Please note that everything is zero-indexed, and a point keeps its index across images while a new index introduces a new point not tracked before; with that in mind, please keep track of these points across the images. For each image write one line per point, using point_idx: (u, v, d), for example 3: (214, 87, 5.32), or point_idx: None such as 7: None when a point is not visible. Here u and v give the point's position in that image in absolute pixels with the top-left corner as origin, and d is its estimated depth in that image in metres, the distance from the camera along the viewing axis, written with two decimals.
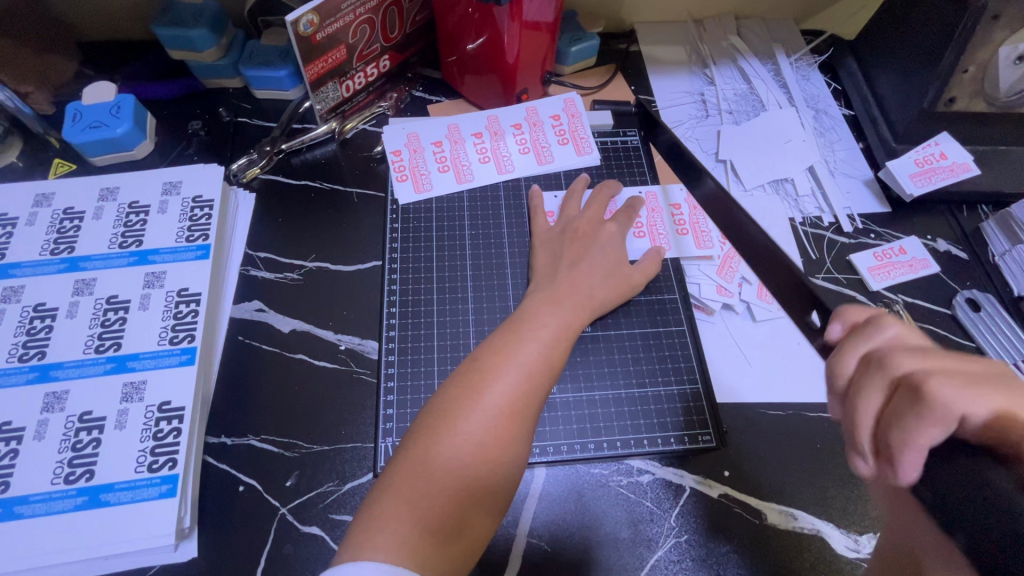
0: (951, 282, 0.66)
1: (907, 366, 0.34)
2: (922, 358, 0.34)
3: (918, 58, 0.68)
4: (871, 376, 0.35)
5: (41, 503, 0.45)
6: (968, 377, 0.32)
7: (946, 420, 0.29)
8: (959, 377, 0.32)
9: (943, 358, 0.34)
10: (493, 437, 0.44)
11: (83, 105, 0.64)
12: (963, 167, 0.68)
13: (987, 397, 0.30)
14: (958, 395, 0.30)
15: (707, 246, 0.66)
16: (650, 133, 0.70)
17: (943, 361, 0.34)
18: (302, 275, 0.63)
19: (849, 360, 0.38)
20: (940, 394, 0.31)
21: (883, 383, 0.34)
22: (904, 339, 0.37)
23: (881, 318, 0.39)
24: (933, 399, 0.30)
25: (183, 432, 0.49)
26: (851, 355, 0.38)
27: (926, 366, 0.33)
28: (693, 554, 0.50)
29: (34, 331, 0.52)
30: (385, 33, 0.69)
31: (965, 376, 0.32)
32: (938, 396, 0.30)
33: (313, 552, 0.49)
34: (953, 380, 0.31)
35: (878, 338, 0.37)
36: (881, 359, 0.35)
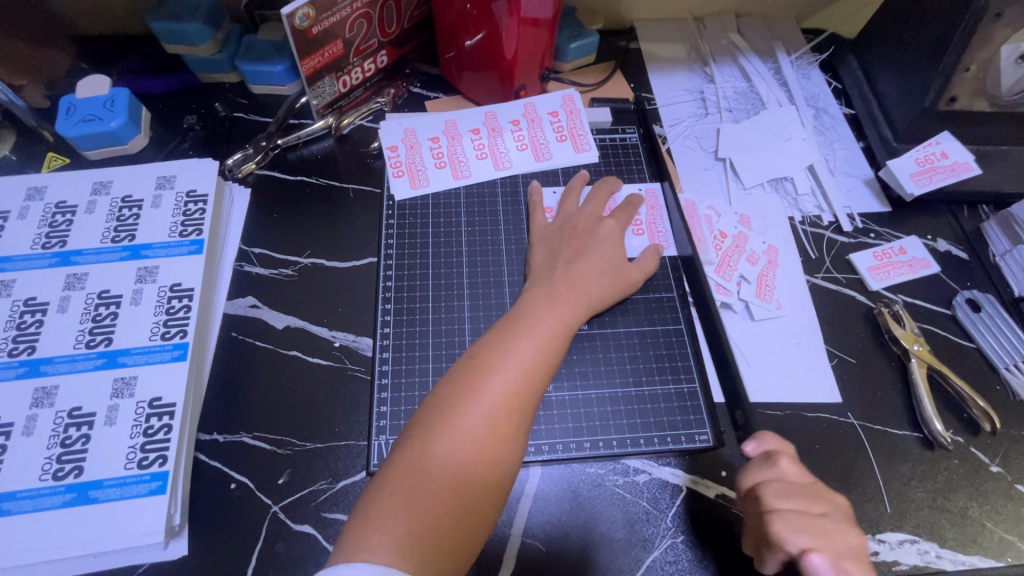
0: (951, 282, 0.65)
1: (777, 505, 0.44)
2: (786, 498, 0.44)
3: (920, 57, 0.68)
4: (749, 504, 0.46)
5: (29, 499, 0.45)
6: (806, 517, 0.43)
7: (781, 551, 0.42)
8: (797, 517, 0.43)
9: (802, 496, 0.44)
10: (491, 434, 0.43)
11: (77, 99, 0.63)
12: (964, 167, 0.67)
13: (807, 538, 0.42)
14: (791, 534, 0.42)
15: (702, 243, 0.65)
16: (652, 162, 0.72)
17: (802, 502, 0.44)
18: (296, 271, 0.62)
19: (741, 485, 0.47)
20: (778, 535, 0.42)
21: (755, 514, 0.45)
22: (785, 474, 0.46)
23: (776, 453, 0.47)
24: (775, 538, 0.42)
25: (174, 429, 0.48)
26: (743, 482, 0.47)
27: (786, 505, 0.44)
28: (689, 555, 0.50)
29: (24, 326, 0.51)
30: (382, 28, 0.68)
31: (804, 518, 0.43)
32: (779, 535, 0.42)
33: (305, 551, 0.48)
34: (790, 522, 0.42)
35: (766, 469, 0.46)
36: (758, 496, 0.45)
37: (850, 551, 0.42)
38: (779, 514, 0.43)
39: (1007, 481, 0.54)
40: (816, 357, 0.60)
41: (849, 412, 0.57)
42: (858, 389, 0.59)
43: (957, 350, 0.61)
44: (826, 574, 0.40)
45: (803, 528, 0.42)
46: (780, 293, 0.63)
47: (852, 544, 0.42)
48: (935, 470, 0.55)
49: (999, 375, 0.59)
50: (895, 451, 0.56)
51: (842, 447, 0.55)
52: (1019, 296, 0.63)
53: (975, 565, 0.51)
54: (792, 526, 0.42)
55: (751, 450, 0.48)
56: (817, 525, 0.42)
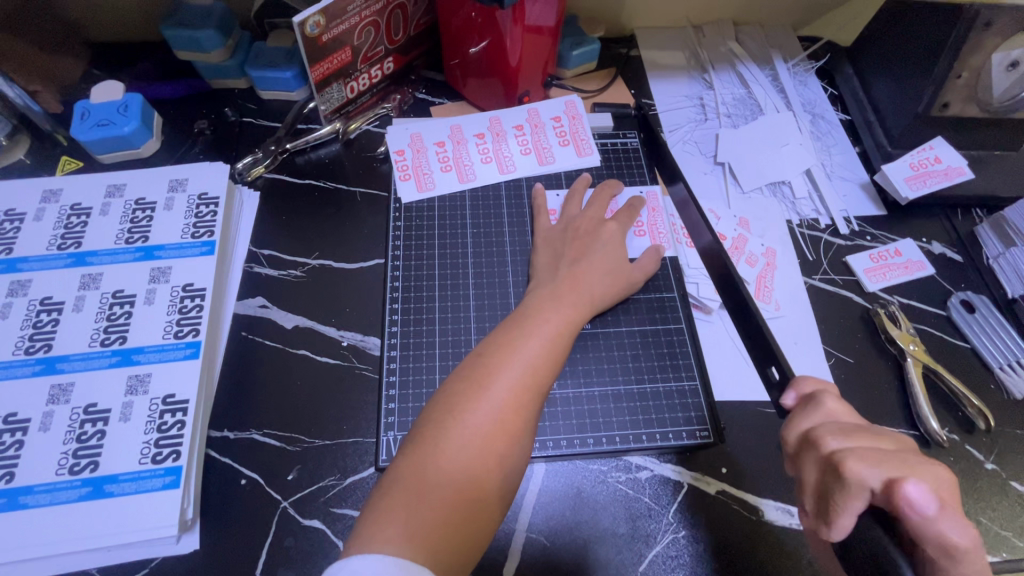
0: (946, 284, 0.67)
1: (835, 445, 0.40)
2: (844, 436, 0.40)
3: (913, 64, 0.70)
4: (808, 452, 0.41)
5: (46, 493, 0.46)
6: (879, 453, 0.39)
7: (860, 492, 0.37)
8: (867, 452, 0.38)
9: (864, 435, 0.41)
10: (500, 430, 0.44)
11: (92, 103, 0.65)
12: (957, 171, 0.69)
13: (888, 470, 0.37)
14: (865, 470, 0.37)
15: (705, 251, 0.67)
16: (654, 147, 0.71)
17: (865, 440, 0.40)
18: (305, 272, 0.63)
19: (789, 435, 0.44)
20: (852, 473, 0.37)
21: (815, 460, 0.41)
22: (835, 416, 0.43)
23: (820, 392, 0.44)
24: (849, 476, 0.37)
25: (187, 425, 0.50)
26: (790, 431, 0.44)
27: (848, 445, 0.40)
28: (691, 549, 0.51)
29: (40, 325, 0.53)
30: (389, 36, 0.70)
31: (877, 454, 0.38)
32: (853, 473, 0.37)
33: (314, 545, 0.49)
34: (861, 458, 0.38)
35: (815, 412, 0.43)
36: (815, 437, 0.41)
37: (943, 483, 0.37)
38: (847, 452, 0.39)
39: (1002, 478, 0.56)
40: (814, 356, 0.61)
41: None
42: (855, 387, 0.60)
43: (952, 350, 0.62)
44: (932, 510, 0.34)
45: (879, 463, 0.38)
46: (778, 294, 0.65)
47: (941, 477, 0.37)
48: None
49: (993, 375, 0.61)
50: None
51: None
52: (1012, 298, 0.64)
53: None
54: (865, 460, 0.38)
55: (792, 398, 0.46)
56: (896, 458, 0.38)
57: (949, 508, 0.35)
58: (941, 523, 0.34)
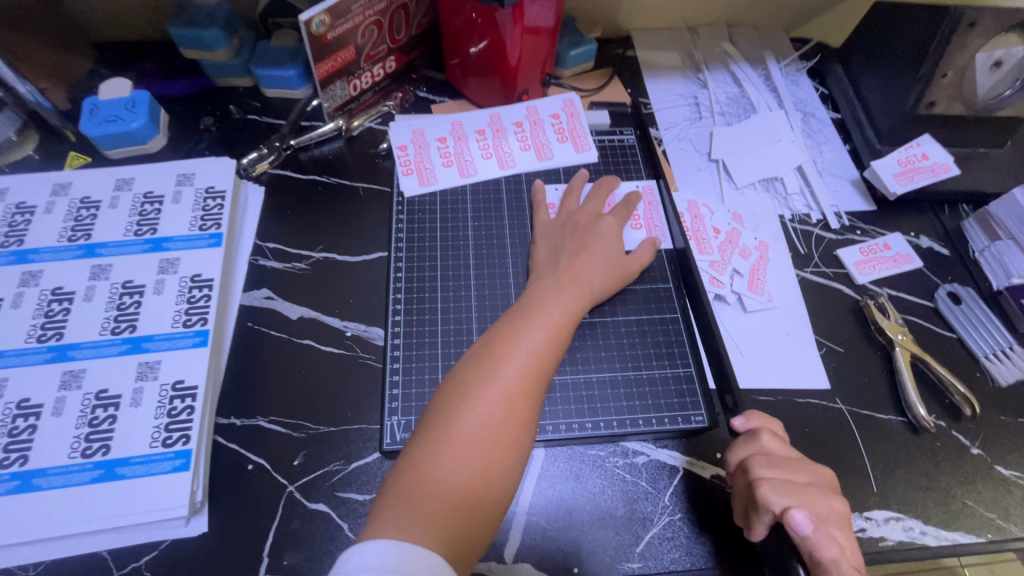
0: (933, 276, 0.69)
1: (759, 474, 0.48)
2: (770, 467, 0.48)
3: (900, 64, 0.72)
4: (739, 472, 0.50)
5: (59, 475, 0.47)
6: (787, 482, 0.47)
7: (768, 514, 0.46)
8: (781, 482, 0.47)
9: (786, 467, 0.48)
10: (508, 415, 0.46)
11: (100, 100, 0.67)
12: (943, 167, 0.71)
13: (788, 498, 0.46)
14: (773, 496, 0.46)
15: (707, 249, 0.68)
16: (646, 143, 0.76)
17: (784, 471, 0.48)
18: (309, 264, 0.65)
19: (730, 460, 0.51)
20: (764, 497, 0.46)
21: (745, 484, 0.49)
22: (771, 450, 0.50)
23: (759, 429, 0.51)
24: (760, 502, 0.46)
25: (196, 410, 0.51)
26: (732, 456, 0.51)
27: (772, 474, 0.48)
28: (686, 531, 0.52)
29: (52, 314, 0.54)
30: (392, 35, 0.72)
31: (785, 484, 0.47)
32: (764, 499, 0.46)
33: (320, 528, 0.51)
34: (772, 486, 0.46)
35: (755, 443, 0.51)
36: (746, 466, 0.49)
37: (832, 512, 0.46)
38: (762, 479, 0.47)
39: (986, 462, 0.57)
40: (805, 346, 0.63)
41: (837, 398, 0.60)
42: (846, 376, 0.62)
43: (939, 340, 0.64)
44: (809, 530, 0.44)
45: (783, 491, 0.46)
46: (771, 286, 0.66)
47: (834, 507, 0.47)
48: (918, 452, 0.58)
49: (979, 364, 0.63)
50: (880, 434, 0.58)
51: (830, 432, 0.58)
52: (997, 290, 0.66)
53: (957, 540, 0.54)
54: (773, 488, 0.46)
55: (740, 425, 0.53)
56: (798, 488, 0.47)
57: (826, 531, 0.44)
58: (817, 540, 0.44)
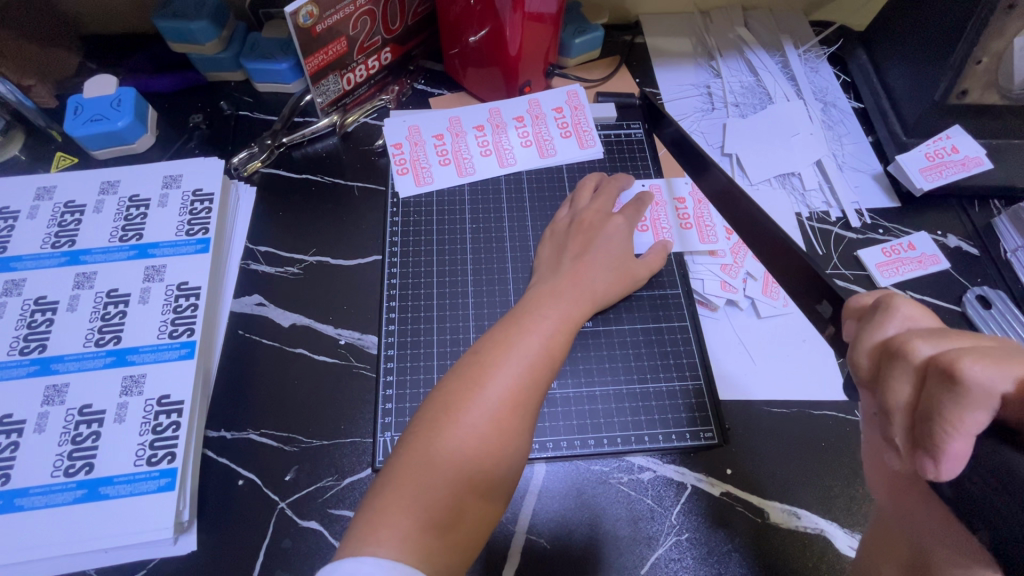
0: (961, 278, 0.65)
1: (928, 351, 0.30)
2: (938, 339, 0.30)
3: (930, 51, 0.67)
4: (890, 367, 0.31)
5: (41, 495, 0.45)
6: (991, 350, 0.28)
7: (986, 401, 0.26)
8: (983, 350, 0.28)
9: (965, 335, 0.30)
10: (495, 430, 0.43)
11: (84, 98, 0.64)
12: (975, 161, 0.66)
13: (1016, 368, 0.26)
14: (987, 372, 0.26)
15: (711, 238, 0.65)
16: (655, 126, 0.69)
17: (967, 340, 0.29)
18: (302, 269, 0.62)
19: (864, 355, 0.34)
20: (968, 373, 0.26)
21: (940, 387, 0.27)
22: (917, 321, 0.33)
23: (886, 298, 0.35)
24: (963, 383, 0.26)
25: (182, 426, 0.49)
26: (864, 350, 0.34)
27: (947, 346, 0.29)
28: (693, 552, 0.50)
29: (35, 325, 0.52)
30: (386, 25, 0.68)
31: (987, 351, 0.28)
32: (967, 377, 0.26)
33: (311, 546, 0.49)
34: (977, 353, 0.27)
35: (889, 322, 0.34)
36: (896, 345, 0.31)
37: None
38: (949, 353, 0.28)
39: None
40: (823, 354, 0.60)
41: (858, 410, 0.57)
42: None
43: None
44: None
45: (994, 360, 0.27)
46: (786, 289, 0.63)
47: None
48: None
49: None
50: None
51: (849, 446, 0.55)
52: None
53: None
54: (983, 359, 0.27)
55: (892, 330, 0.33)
56: (1013, 354, 0.27)
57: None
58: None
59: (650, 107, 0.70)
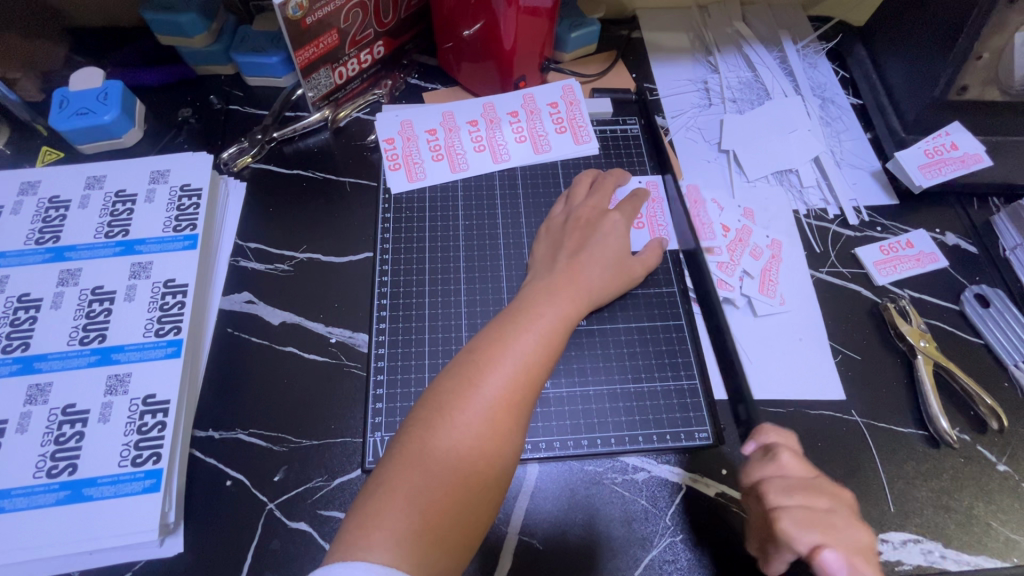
0: (960, 277, 0.64)
1: (778, 502, 0.43)
2: (789, 493, 0.43)
3: (929, 47, 0.66)
4: (756, 504, 0.45)
5: (23, 497, 0.44)
6: (810, 511, 0.42)
7: (791, 548, 0.42)
8: (802, 512, 0.42)
9: (805, 491, 0.43)
10: (491, 429, 0.42)
11: (70, 91, 0.63)
12: (973, 158, 0.65)
13: (817, 532, 0.41)
14: (796, 531, 0.41)
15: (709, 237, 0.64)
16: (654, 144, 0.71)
17: (805, 497, 0.43)
18: (292, 266, 0.61)
19: (743, 482, 0.46)
20: (783, 531, 0.42)
21: (760, 512, 0.44)
22: (787, 469, 0.45)
23: (776, 446, 0.46)
24: (781, 536, 0.42)
25: (168, 426, 0.48)
26: (744, 479, 0.46)
27: (791, 502, 0.43)
28: (688, 554, 0.49)
29: (18, 322, 0.51)
30: (378, 18, 0.67)
31: (810, 512, 0.42)
32: (785, 533, 0.42)
33: (300, 548, 0.48)
34: (795, 516, 0.42)
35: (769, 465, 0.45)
36: (760, 493, 0.44)
37: (857, 544, 0.42)
38: (783, 510, 0.42)
39: (1014, 480, 0.53)
40: (820, 353, 0.59)
41: (853, 410, 0.56)
42: (862, 386, 0.58)
43: (964, 345, 0.60)
44: (844, 573, 0.40)
45: (808, 523, 0.42)
46: (783, 288, 0.62)
47: (859, 539, 0.42)
48: (940, 469, 0.54)
49: (1007, 372, 0.58)
50: (900, 450, 0.55)
51: (845, 447, 0.54)
52: None
53: (981, 565, 0.50)
54: (796, 521, 0.42)
55: (753, 450, 0.48)
56: (823, 518, 0.42)
57: (862, 571, 0.40)
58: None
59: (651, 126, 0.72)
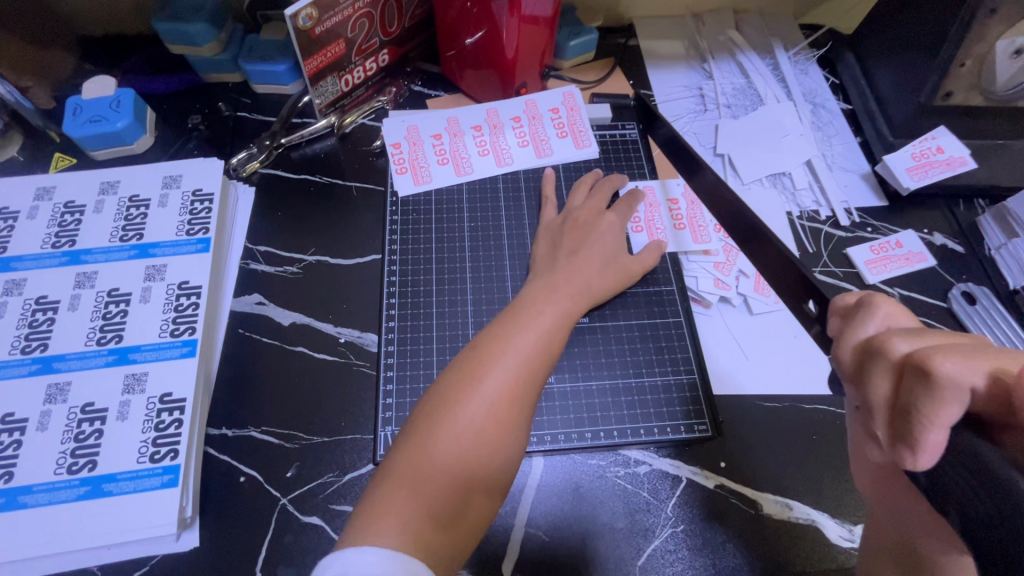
0: (948, 275, 0.66)
1: (905, 348, 0.33)
2: (913, 338, 0.33)
3: (916, 54, 0.68)
4: (873, 365, 0.34)
5: (45, 493, 0.46)
6: (962, 347, 0.32)
7: (959, 395, 0.29)
8: (955, 347, 0.31)
9: (938, 334, 0.33)
10: (493, 422, 0.44)
11: (83, 99, 0.64)
12: (959, 161, 0.68)
13: (982, 363, 0.30)
14: (958, 367, 0.29)
15: (704, 239, 0.66)
16: (649, 126, 0.71)
17: (936, 339, 0.33)
18: (301, 268, 0.63)
19: (847, 352, 0.37)
20: (941, 369, 0.30)
21: (886, 371, 0.33)
22: (895, 321, 0.37)
23: (871, 298, 0.39)
24: (938, 376, 0.30)
25: (184, 423, 0.50)
26: (848, 346, 0.37)
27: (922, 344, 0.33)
28: (688, 543, 0.51)
29: (36, 324, 0.52)
30: (383, 27, 0.69)
31: (961, 347, 0.31)
32: (941, 372, 0.30)
33: (312, 542, 0.49)
34: (948, 351, 0.30)
35: (871, 322, 0.37)
36: (877, 344, 0.34)
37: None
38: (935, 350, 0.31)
39: None
40: (814, 349, 0.61)
41: None
42: None
43: None
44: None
45: (967, 356, 0.30)
46: None
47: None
48: None
49: None
50: None
51: (839, 439, 0.56)
52: (1014, 289, 0.64)
53: None
54: (957, 355, 0.30)
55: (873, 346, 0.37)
56: (980, 351, 0.31)
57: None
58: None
59: (644, 106, 0.72)
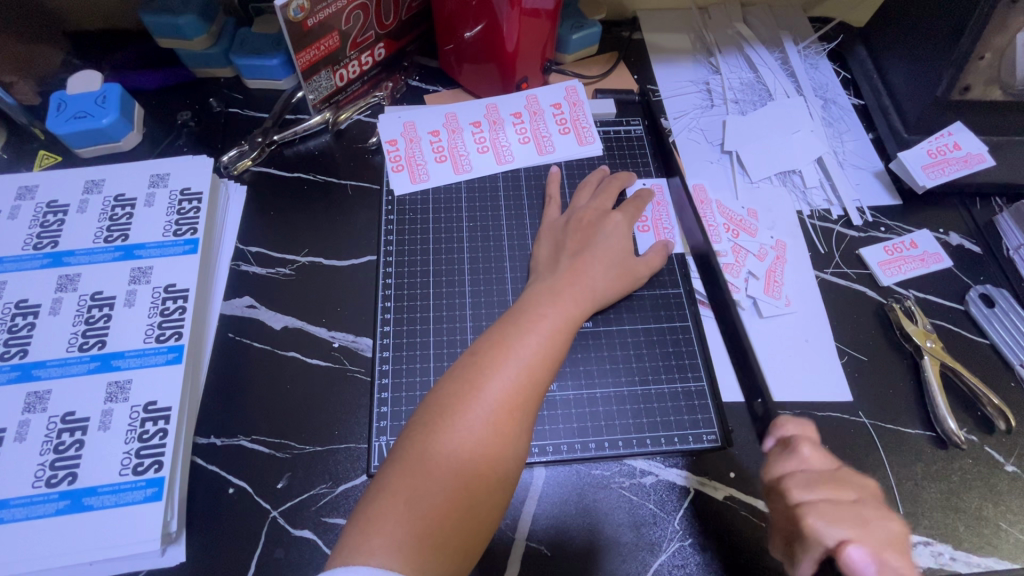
0: (965, 277, 0.64)
1: (800, 498, 0.43)
2: (811, 487, 0.43)
3: (932, 47, 0.66)
4: (777, 500, 0.45)
5: (21, 507, 0.44)
6: (839, 508, 0.42)
7: (820, 545, 0.40)
8: (826, 505, 0.42)
9: (832, 485, 0.43)
10: (493, 434, 0.42)
11: (67, 94, 0.62)
12: (975, 158, 0.65)
13: (844, 528, 0.40)
14: (825, 527, 0.41)
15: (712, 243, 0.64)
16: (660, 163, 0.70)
17: (830, 490, 0.43)
18: (294, 270, 0.61)
19: (766, 479, 0.47)
20: (811, 527, 0.41)
21: (782, 509, 0.44)
22: (809, 462, 0.45)
23: (798, 440, 0.47)
24: (810, 533, 0.41)
25: (170, 433, 0.47)
26: (767, 475, 0.46)
27: (815, 497, 0.43)
28: (697, 558, 0.49)
29: (16, 329, 0.50)
30: (379, 20, 0.66)
31: (837, 508, 0.42)
32: (813, 530, 0.41)
33: (304, 557, 0.47)
34: (823, 513, 0.41)
35: (793, 457, 0.46)
36: (782, 488, 0.44)
37: (890, 535, 0.41)
38: (809, 506, 0.42)
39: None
40: (826, 353, 0.59)
41: (860, 411, 0.56)
42: (870, 387, 0.57)
43: (971, 346, 0.60)
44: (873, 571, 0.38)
45: (836, 520, 0.41)
46: (788, 288, 0.62)
47: (892, 530, 0.41)
48: (949, 470, 0.53)
49: (1014, 372, 0.58)
50: (907, 450, 0.54)
51: (852, 447, 0.54)
52: None
53: (991, 567, 0.50)
54: (825, 517, 0.41)
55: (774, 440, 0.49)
56: (851, 513, 0.42)
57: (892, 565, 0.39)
58: None
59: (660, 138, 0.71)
